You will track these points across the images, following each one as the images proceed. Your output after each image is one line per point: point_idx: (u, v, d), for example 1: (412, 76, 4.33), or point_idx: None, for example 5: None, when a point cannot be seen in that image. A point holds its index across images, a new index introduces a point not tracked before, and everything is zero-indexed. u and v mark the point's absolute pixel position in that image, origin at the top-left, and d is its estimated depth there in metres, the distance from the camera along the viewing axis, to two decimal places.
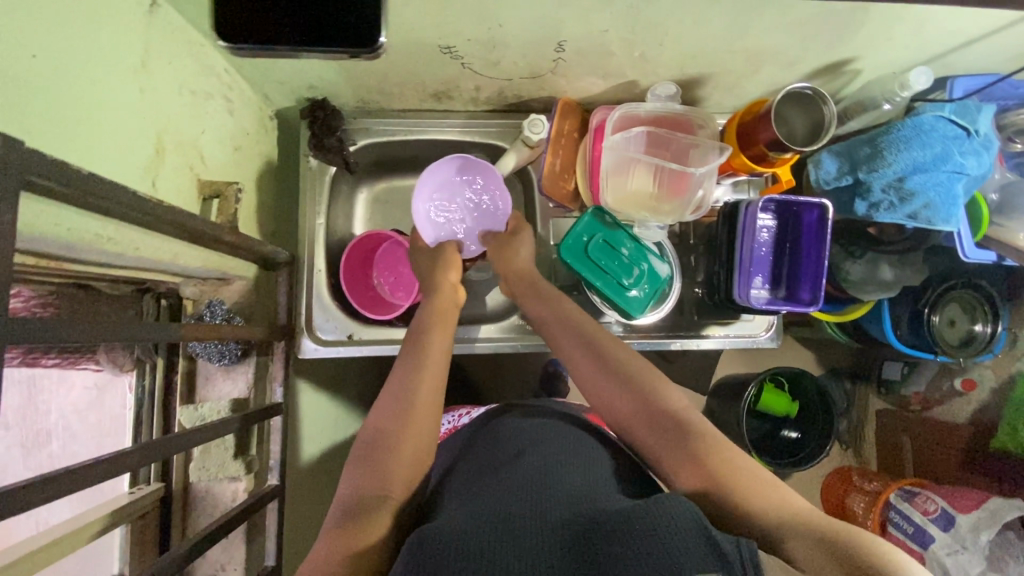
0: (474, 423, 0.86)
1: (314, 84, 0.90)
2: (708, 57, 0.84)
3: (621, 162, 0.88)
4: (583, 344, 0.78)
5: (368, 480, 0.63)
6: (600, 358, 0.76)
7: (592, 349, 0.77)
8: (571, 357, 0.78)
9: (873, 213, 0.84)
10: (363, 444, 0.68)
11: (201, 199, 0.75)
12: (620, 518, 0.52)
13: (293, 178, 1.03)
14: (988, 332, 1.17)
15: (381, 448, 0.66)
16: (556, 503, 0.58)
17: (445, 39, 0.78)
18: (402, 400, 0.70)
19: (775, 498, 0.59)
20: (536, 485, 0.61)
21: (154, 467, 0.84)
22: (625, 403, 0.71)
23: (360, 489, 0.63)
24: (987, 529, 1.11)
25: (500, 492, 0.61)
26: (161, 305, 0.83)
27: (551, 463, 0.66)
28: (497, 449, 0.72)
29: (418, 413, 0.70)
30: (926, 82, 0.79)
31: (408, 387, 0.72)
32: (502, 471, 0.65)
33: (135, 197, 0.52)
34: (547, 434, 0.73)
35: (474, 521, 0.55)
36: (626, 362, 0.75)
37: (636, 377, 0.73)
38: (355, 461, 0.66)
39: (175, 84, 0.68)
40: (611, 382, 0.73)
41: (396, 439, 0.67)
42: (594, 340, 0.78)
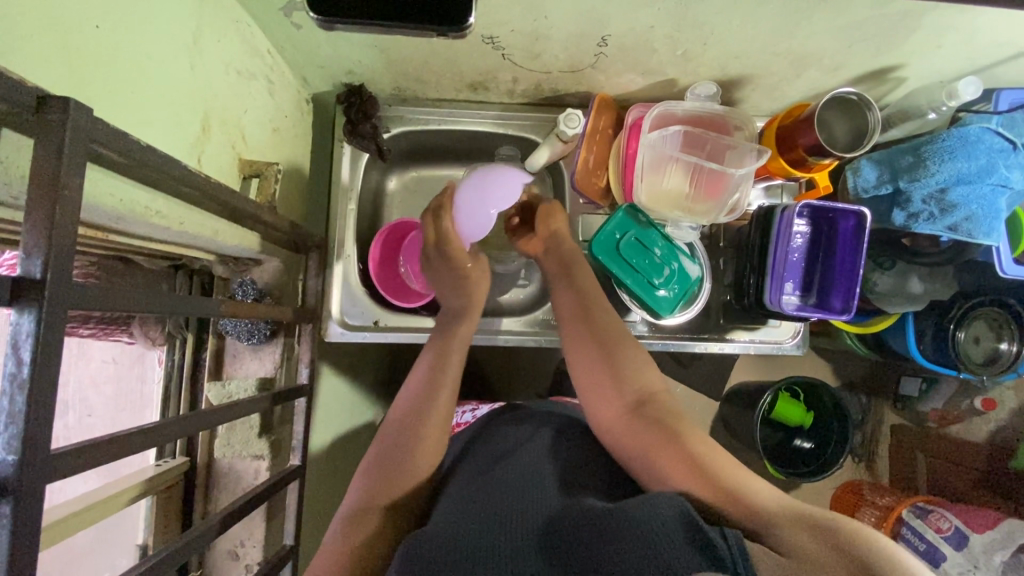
0: (478, 420, 0.86)
1: (355, 70, 0.91)
2: (751, 58, 0.83)
3: (658, 161, 0.88)
4: (588, 340, 0.77)
5: (387, 483, 0.67)
6: (604, 357, 0.75)
7: (597, 346, 0.76)
8: (575, 355, 0.78)
9: (912, 224, 0.83)
10: (378, 451, 0.71)
11: (241, 178, 0.75)
12: (604, 518, 0.51)
13: (325, 161, 1.04)
14: (1013, 351, 1.16)
15: (389, 458, 0.69)
16: (543, 503, 0.57)
17: (489, 29, 0.77)
18: (410, 408, 0.74)
19: (767, 495, 0.55)
20: (524, 483, 0.60)
21: (181, 441, 0.85)
22: (621, 408, 0.70)
23: (363, 498, 0.66)
24: (1001, 550, 1.11)
25: (487, 491, 0.60)
26: (193, 281, 0.85)
27: (543, 466, 0.65)
28: (489, 452, 0.71)
29: (421, 421, 0.72)
30: (976, 93, 0.77)
31: (419, 400, 0.75)
32: (493, 470, 0.65)
33: (186, 171, 0.53)
34: (543, 437, 0.72)
35: (457, 521, 0.55)
36: (628, 362, 0.74)
37: (636, 379, 0.73)
38: (365, 471, 0.70)
39: (222, 61, 0.69)
40: (614, 386, 0.72)
41: (400, 449, 0.70)
42: (598, 335, 0.77)
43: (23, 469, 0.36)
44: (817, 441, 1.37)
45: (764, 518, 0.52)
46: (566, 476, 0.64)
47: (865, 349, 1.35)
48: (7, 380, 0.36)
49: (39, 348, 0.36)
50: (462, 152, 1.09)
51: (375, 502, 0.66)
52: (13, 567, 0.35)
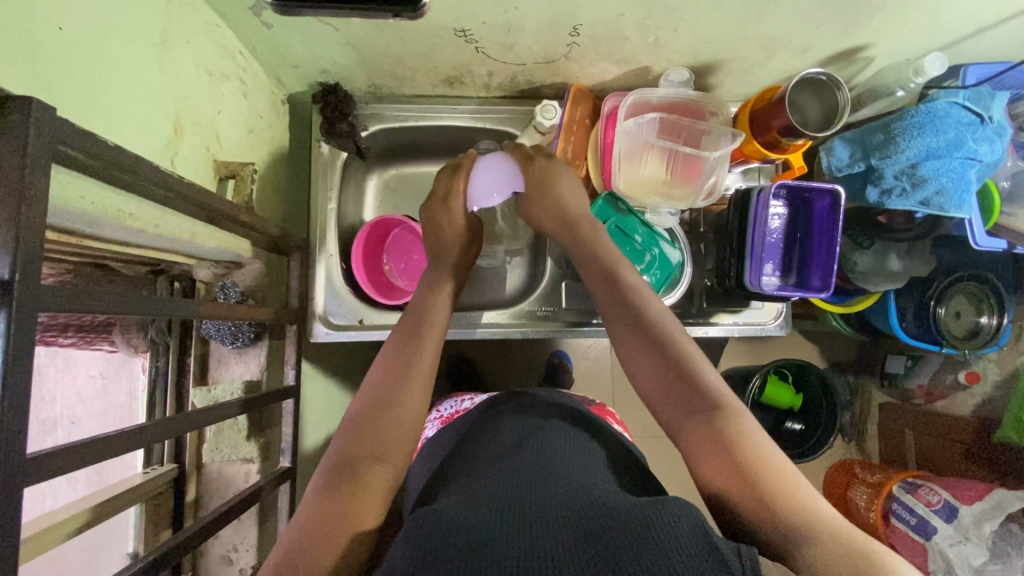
0: (477, 410, 0.84)
1: (329, 69, 0.90)
2: (722, 43, 0.84)
3: (635, 148, 0.89)
4: (626, 320, 0.73)
5: (371, 436, 0.63)
6: (643, 337, 0.71)
7: (636, 326, 0.72)
8: (617, 337, 0.74)
9: (885, 200, 0.84)
10: (357, 415, 0.66)
11: (216, 179, 0.74)
12: (623, 515, 0.51)
13: (304, 162, 1.03)
14: (993, 323, 1.18)
15: (374, 414, 0.66)
16: (563, 496, 0.56)
17: (460, 22, 0.77)
18: (397, 365, 0.71)
19: (810, 512, 0.54)
20: (544, 480, 0.59)
21: (168, 446, 0.85)
22: (665, 393, 0.67)
23: (352, 452, 0.62)
24: (990, 520, 1.12)
25: (508, 488, 0.58)
26: (174, 287, 0.84)
27: (559, 460, 0.64)
28: (501, 444, 0.69)
29: (410, 375, 0.70)
30: (941, 69, 0.79)
31: (406, 355, 0.72)
32: (513, 466, 0.62)
33: (158, 170, 0.53)
34: (553, 431, 0.71)
35: (476, 513, 0.53)
36: (670, 342, 0.70)
37: (677, 358, 0.69)
38: (349, 425, 0.65)
39: (192, 61, 0.68)
40: (658, 364, 0.69)
41: (388, 405, 0.66)
42: (635, 313, 0.73)
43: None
44: (807, 422, 1.39)
45: (809, 530, 0.52)
46: (580, 469, 0.63)
47: (849, 329, 1.36)
48: None
49: (10, 350, 0.36)
50: (441, 148, 1.09)
51: (365, 456, 0.61)
52: None
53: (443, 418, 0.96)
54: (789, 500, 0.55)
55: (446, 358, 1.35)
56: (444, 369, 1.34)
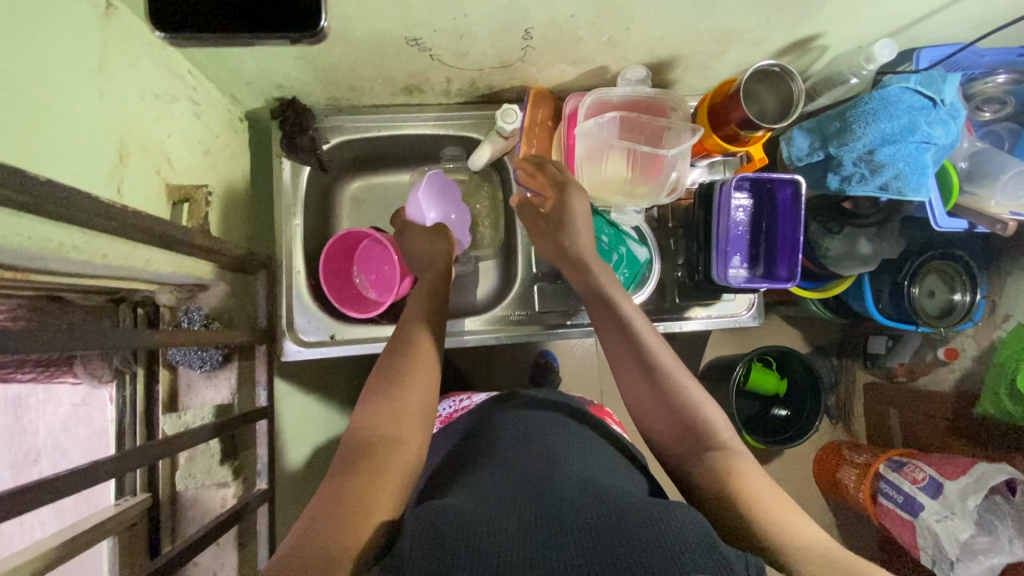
0: (479, 409, 0.83)
1: (284, 84, 0.89)
2: (676, 39, 0.84)
3: (596, 149, 0.88)
4: (632, 363, 0.72)
5: (377, 425, 0.62)
6: (651, 384, 0.70)
7: (642, 369, 0.71)
8: (625, 382, 0.72)
9: (846, 187, 0.85)
10: (362, 417, 0.64)
11: (170, 204, 0.73)
12: (629, 511, 0.51)
13: (266, 178, 1.02)
14: (967, 301, 1.19)
15: (389, 389, 0.66)
16: (571, 489, 0.56)
17: (410, 31, 0.77)
18: (405, 351, 0.72)
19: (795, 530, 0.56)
20: (550, 476, 0.59)
21: (140, 475, 0.83)
22: (658, 415, 0.68)
23: (370, 430, 0.62)
24: (974, 494, 1.12)
25: (510, 485, 0.58)
26: (138, 313, 0.82)
27: (565, 458, 0.64)
28: (506, 441, 0.68)
29: (417, 352, 0.72)
30: (891, 55, 0.79)
31: (411, 332, 0.75)
32: (515, 462, 0.62)
33: (98, 201, 0.52)
34: (557, 431, 0.71)
35: (483, 511, 0.52)
36: (678, 389, 0.69)
37: (684, 403, 0.68)
38: (365, 401, 0.66)
39: (137, 84, 0.67)
40: (648, 388, 0.70)
41: (398, 380, 0.68)
42: (639, 351, 0.72)
43: None
44: (792, 408, 1.40)
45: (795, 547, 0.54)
46: (585, 465, 0.63)
47: (828, 313, 1.37)
48: None
49: None
50: (407, 157, 1.08)
51: (382, 434, 0.61)
52: None
53: (443, 419, 0.95)
54: (768, 524, 0.56)
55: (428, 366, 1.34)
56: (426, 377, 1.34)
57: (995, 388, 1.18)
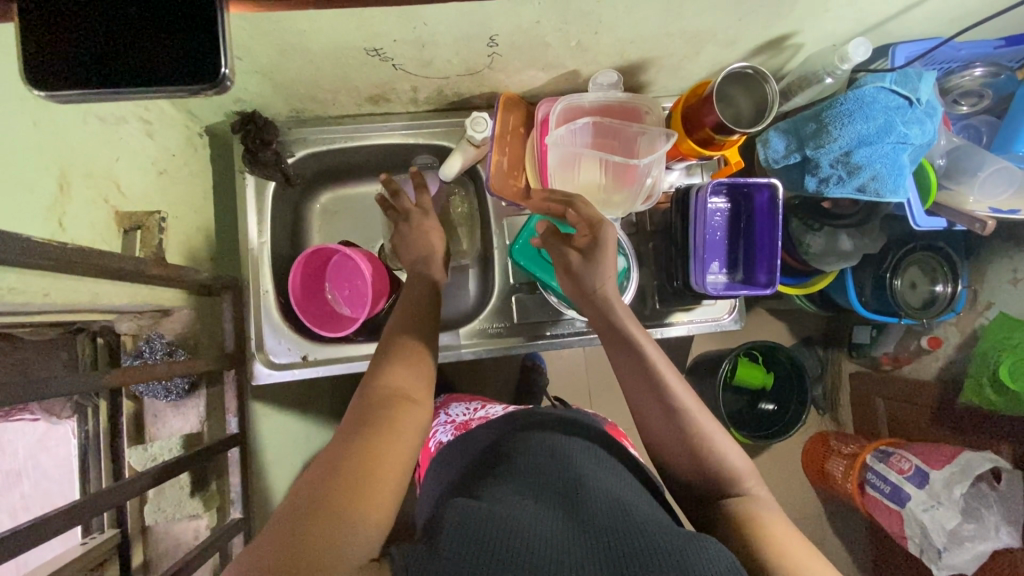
0: (500, 421, 0.80)
1: (242, 98, 0.86)
2: (647, 41, 0.81)
3: (568, 157, 0.86)
4: (652, 399, 0.70)
5: (393, 385, 0.65)
6: (674, 423, 0.68)
7: (664, 410, 0.69)
8: (643, 419, 0.70)
9: (824, 189, 0.83)
10: (359, 410, 0.62)
11: (121, 233, 0.70)
12: (654, 543, 0.50)
13: (231, 194, 0.98)
14: (949, 292, 1.19)
15: (394, 350, 0.69)
16: (600, 515, 0.54)
17: (370, 42, 0.74)
18: (411, 321, 0.74)
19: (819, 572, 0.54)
20: (576, 497, 0.57)
21: (108, 513, 0.80)
22: (684, 459, 0.67)
23: (383, 393, 0.63)
24: (960, 484, 1.12)
25: (542, 504, 0.56)
26: (98, 344, 0.78)
27: (589, 474, 0.63)
28: (529, 455, 0.67)
29: (421, 319, 0.75)
30: (865, 54, 0.77)
31: (419, 303, 0.77)
32: (541, 480, 0.61)
33: (29, 243, 0.49)
34: (579, 445, 0.69)
35: (518, 531, 0.50)
36: (702, 433, 0.67)
37: (709, 449, 0.66)
38: (377, 361, 0.69)
39: (77, 108, 0.63)
40: (670, 427, 0.68)
41: (407, 352, 0.69)
42: (658, 387, 0.69)
43: None
44: (779, 402, 1.40)
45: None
46: (606, 483, 0.62)
47: (812, 307, 1.37)
48: None
49: None
50: (377, 167, 1.05)
51: (396, 397, 0.63)
52: None
53: (457, 424, 0.93)
54: (785, 563, 0.54)
55: None
56: None
57: (977, 379, 1.17)
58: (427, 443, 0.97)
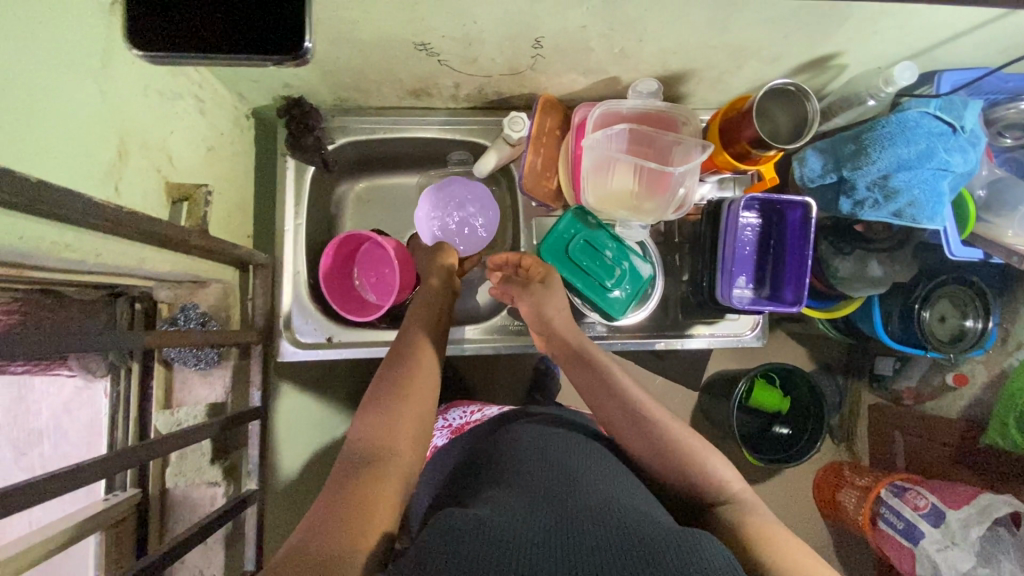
0: (485, 426, 0.83)
1: (291, 83, 0.88)
2: (690, 53, 0.82)
3: (603, 161, 0.86)
4: (626, 421, 0.73)
5: (379, 428, 0.66)
6: (652, 440, 0.70)
7: (637, 426, 0.72)
8: (623, 439, 0.73)
9: (858, 211, 0.83)
10: (360, 441, 0.65)
11: (170, 202, 0.74)
12: (652, 538, 0.51)
13: (271, 176, 1.01)
14: (978, 328, 1.15)
15: (394, 382, 0.72)
16: (594, 511, 0.55)
17: (419, 36, 0.76)
18: (407, 355, 0.77)
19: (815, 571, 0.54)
20: (571, 491, 0.59)
21: (131, 472, 0.83)
22: (667, 470, 0.69)
23: (370, 440, 0.65)
24: (977, 526, 1.09)
25: (534, 493, 0.58)
26: (135, 310, 0.82)
27: (586, 473, 0.64)
28: (520, 452, 0.68)
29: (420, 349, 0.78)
30: (911, 78, 0.77)
31: (416, 338, 0.80)
32: (536, 472, 0.62)
33: (89, 203, 0.51)
34: (572, 444, 0.71)
35: (505, 524, 0.51)
36: (678, 445, 0.70)
37: (691, 462, 0.68)
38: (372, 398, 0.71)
39: (140, 83, 0.67)
40: (647, 446, 0.70)
41: (400, 387, 0.71)
42: (629, 408, 0.73)
43: None
44: (795, 426, 1.38)
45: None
46: (603, 482, 0.63)
47: (839, 333, 1.35)
48: None
49: None
50: (413, 160, 1.07)
51: (384, 442, 0.65)
52: None
53: (454, 429, 0.93)
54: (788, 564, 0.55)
55: None
56: None
57: (1004, 418, 1.15)
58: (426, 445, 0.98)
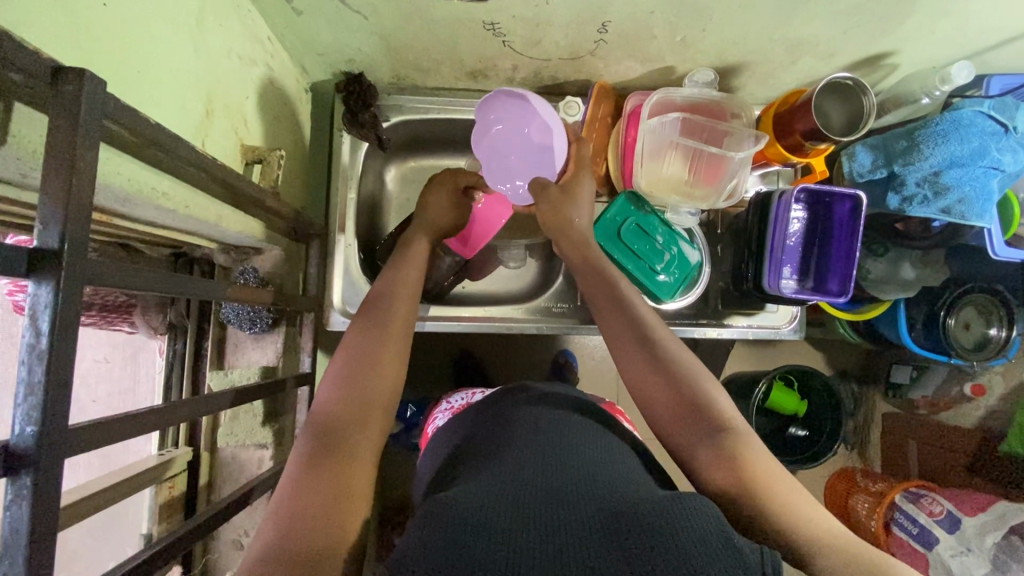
0: (485, 401, 0.80)
1: (354, 58, 0.90)
2: (749, 45, 0.84)
3: (658, 147, 0.88)
4: (635, 343, 0.70)
5: (345, 402, 0.60)
6: (658, 369, 0.67)
7: (644, 349, 0.69)
8: (624, 364, 0.70)
9: (906, 207, 0.84)
10: (325, 406, 0.60)
11: (243, 163, 0.76)
12: (641, 509, 0.49)
13: (324, 151, 1.03)
14: (1002, 336, 1.18)
15: (369, 342, 0.66)
16: (583, 489, 0.54)
17: (490, 15, 0.78)
18: (374, 313, 0.70)
19: (820, 529, 0.53)
20: (559, 468, 0.58)
21: (183, 430, 0.86)
22: (671, 403, 0.66)
23: (332, 413, 0.59)
24: (994, 532, 1.11)
25: (518, 473, 0.56)
26: (194, 269, 0.86)
27: (579, 450, 0.62)
28: (513, 435, 0.66)
29: (397, 299, 0.72)
30: (968, 77, 0.79)
31: (388, 289, 0.74)
32: (522, 452, 0.61)
33: (194, 152, 0.53)
34: (565, 420, 0.69)
35: (491, 509, 0.49)
36: (676, 359, 0.68)
37: (691, 382, 0.66)
38: (348, 349, 0.66)
39: (224, 46, 0.68)
40: (654, 372, 0.67)
41: (375, 358, 0.65)
42: (639, 327, 0.71)
43: (43, 443, 0.36)
44: (811, 428, 1.37)
45: (816, 541, 0.52)
46: (596, 458, 0.61)
47: (857, 337, 1.34)
48: (25, 350, 0.35)
49: (57, 321, 0.35)
50: (461, 142, 1.09)
51: (349, 419, 0.59)
52: (33, 553, 0.35)
53: (454, 409, 0.93)
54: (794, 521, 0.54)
55: (455, 355, 1.33)
56: (451, 365, 1.32)
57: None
58: (427, 428, 0.99)
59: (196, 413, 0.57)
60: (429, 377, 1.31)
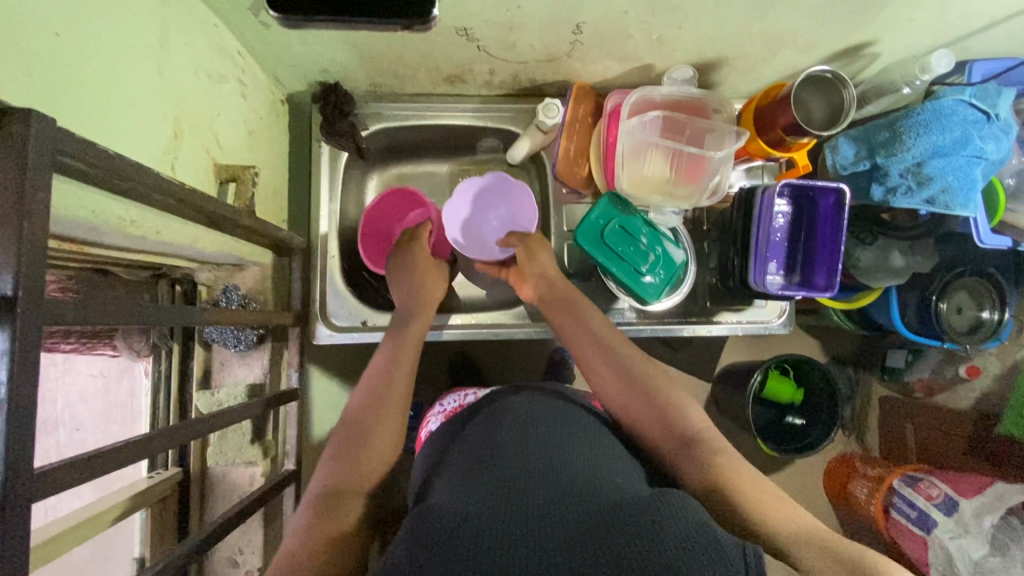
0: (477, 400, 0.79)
1: (328, 68, 0.89)
2: (727, 41, 0.83)
3: (638, 147, 0.87)
4: (618, 374, 0.73)
5: (345, 460, 0.63)
6: (639, 395, 0.71)
7: (626, 378, 0.72)
8: (607, 390, 0.73)
9: (890, 198, 0.84)
10: (327, 465, 0.63)
11: (218, 182, 0.75)
12: (621, 510, 0.48)
13: (304, 162, 1.02)
14: (995, 318, 1.17)
15: (371, 397, 0.70)
16: (565, 487, 0.53)
17: (462, 21, 0.76)
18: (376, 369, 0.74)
19: (799, 524, 0.53)
20: (543, 463, 0.57)
21: (172, 453, 0.86)
22: (653, 423, 0.68)
23: (334, 471, 0.63)
24: (990, 513, 1.09)
25: (506, 469, 0.56)
26: (175, 290, 0.84)
27: (564, 445, 0.61)
28: (502, 428, 0.65)
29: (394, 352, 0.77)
30: (948, 65, 0.78)
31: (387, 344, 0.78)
32: (508, 448, 0.60)
33: (161, 180, 0.52)
34: (555, 413, 0.68)
35: (477, 513, 0.49)
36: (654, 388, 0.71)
37: (670, 406, 0.70)
38: (351, 412, 0.69)
39: (191, 65, 0.67)
40: (635, 397, 0.71)
41: (375, 410, 0.68)
42: (620, 359, 0.74)
43: (6, 490, 0.35)
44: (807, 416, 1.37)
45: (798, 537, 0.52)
46: (582, 453, 0.60)
47: (850, 324, 1.33)
48: None
49: (15, 366, 0.35)
50: (442, 147, 1.07)
51: (349, 477, 0.62)
52: None
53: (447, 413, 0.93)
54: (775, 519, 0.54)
55: (446, 360, 1.32)
56: (443, 370, 1.32)
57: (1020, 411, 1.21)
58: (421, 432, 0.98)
59: (179, 442, 0.57)
60: (422, 383, 1.31)
